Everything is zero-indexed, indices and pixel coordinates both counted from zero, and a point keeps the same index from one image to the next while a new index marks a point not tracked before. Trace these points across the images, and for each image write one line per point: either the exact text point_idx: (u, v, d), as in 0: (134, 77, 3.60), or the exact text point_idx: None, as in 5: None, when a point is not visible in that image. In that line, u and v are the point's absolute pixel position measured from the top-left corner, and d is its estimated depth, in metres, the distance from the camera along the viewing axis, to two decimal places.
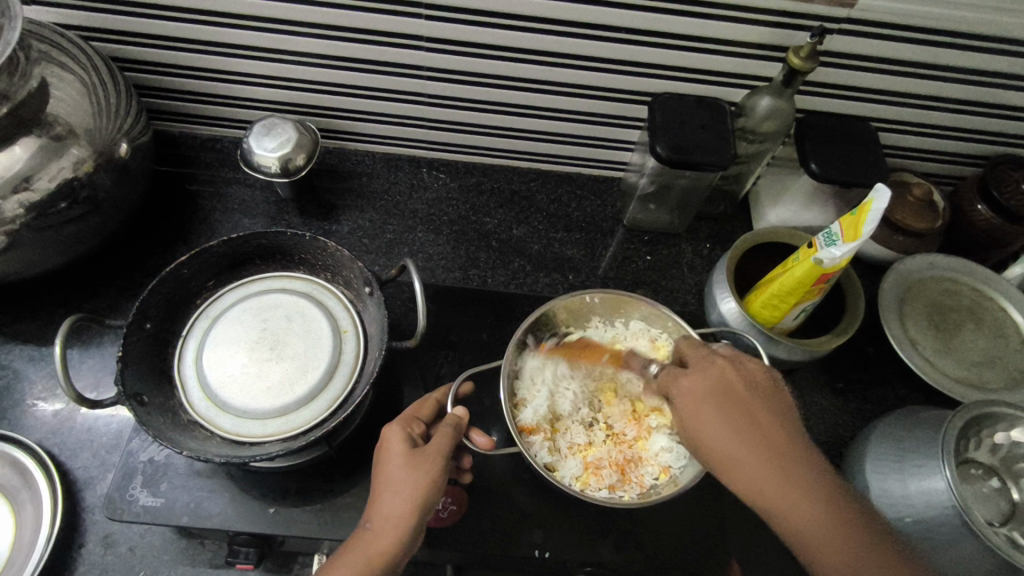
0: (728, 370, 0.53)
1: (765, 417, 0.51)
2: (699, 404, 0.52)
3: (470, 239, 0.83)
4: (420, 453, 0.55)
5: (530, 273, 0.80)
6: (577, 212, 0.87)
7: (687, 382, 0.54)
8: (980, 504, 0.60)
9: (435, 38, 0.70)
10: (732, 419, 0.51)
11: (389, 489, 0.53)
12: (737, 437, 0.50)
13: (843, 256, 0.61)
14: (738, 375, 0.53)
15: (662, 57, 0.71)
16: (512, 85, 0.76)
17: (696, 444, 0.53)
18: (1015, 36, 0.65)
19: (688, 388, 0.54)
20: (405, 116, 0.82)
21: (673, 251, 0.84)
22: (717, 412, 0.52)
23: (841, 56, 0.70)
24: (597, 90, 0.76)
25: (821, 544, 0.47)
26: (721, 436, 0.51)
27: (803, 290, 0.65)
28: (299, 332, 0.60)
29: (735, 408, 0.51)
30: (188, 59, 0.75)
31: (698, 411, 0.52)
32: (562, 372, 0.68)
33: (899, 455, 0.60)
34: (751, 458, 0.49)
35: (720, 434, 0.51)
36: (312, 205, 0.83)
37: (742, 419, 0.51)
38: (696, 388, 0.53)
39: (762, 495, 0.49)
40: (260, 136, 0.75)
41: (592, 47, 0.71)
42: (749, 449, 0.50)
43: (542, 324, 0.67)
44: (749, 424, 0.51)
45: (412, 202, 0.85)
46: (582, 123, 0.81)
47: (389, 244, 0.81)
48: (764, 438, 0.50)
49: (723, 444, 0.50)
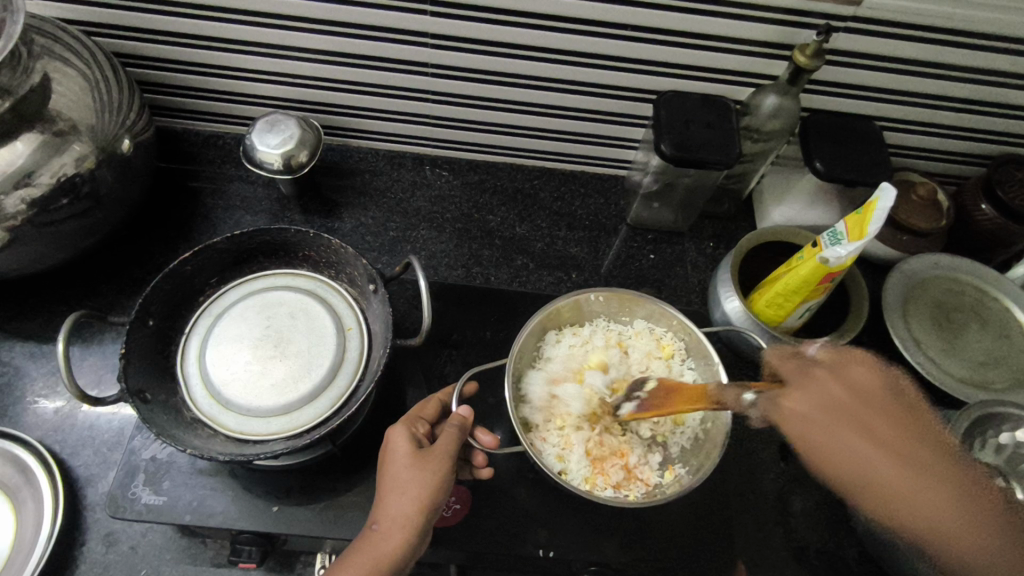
0: (831, 382, 0.53)
1: (888, 426, 0.51)
2: (823, 427, 0.51)
3: (473, 237, 0.82)
4: (427, 454, 0.55)
5: (534, 271, 0.80)
6: (580, 210, 0.87)
7: (823, 376, 0.54)
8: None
9: (439, 34, 0.70)
10: (832, 406, 0.52)
11: (396, 490, 0.53)
12: (866, 442, 0.50)
13: (848, 255, 0.60)
14: (825, 372, 0.54)
15: (667, 54, 0.71)
16: (516, 82, 0.76)
17: (817, 460, 0.51)
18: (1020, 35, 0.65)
19: (798, 396, 0.54)
20: (408, 113, 0.82)
21: (676, 249, 0.84)
22: (824, 419, 0.52)
23: (846, 54, 0.69)
24: (601, 87, 0.76)
25: (962, 529, 0.47)
26: (840, 440, 0.50)
27: (808, 289, 0.65)
28: (303, 329, 0.59)
29: (833, 412, 0.52)
30: (190, 55, 0.75)
31: (798, 412, 0.53)
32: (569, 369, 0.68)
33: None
34: (879, 446, 0.50)
35: (824, 422, 0.51)
36: (315, 202, 0.83)
37: (842, 405, 0.52)
38: (832, 401, 0.52)
39: (879, 489, 0.49)
40: (262, 132, 0.74)
41: (596, 45, 0.70)
42: (897, 438, 0.50)
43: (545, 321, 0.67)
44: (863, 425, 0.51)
45: (415, 199, 0.85)
46: (586, 120, 0.81)
47: (392, 241, 0.81)
48: (876, 434, 0.50)
49: (827, 433, 0.51)
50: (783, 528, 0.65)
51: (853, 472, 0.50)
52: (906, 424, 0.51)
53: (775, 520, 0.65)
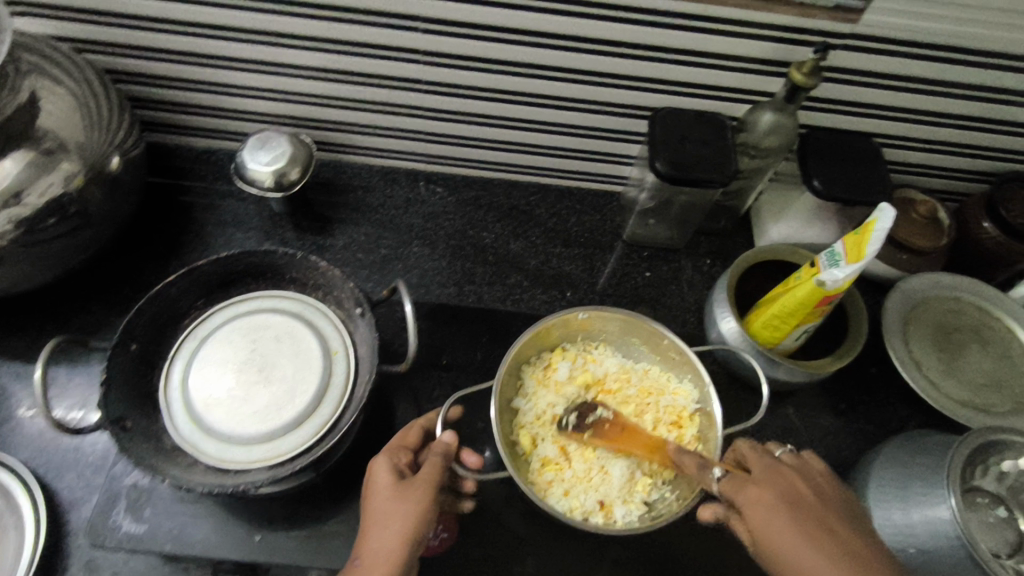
0: (793, 478, 0.51)
1: (820, 507, 0.49)
2: (768, 517, 0.48)
3: (468, 254, 0.81)
4: (409, 483, 0.54)
5: (527, 289, 0.79)
6: (575, 227, 0.86)
7: (758, 493, 0.50)
8: (983, 531, 0.57)
9: (430, 52, 0.70)
10: (785, 500, 0.49)
11: (379, 522, 0.52)
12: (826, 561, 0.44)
13: (846, 278, 0.59)
14: (762, 471, 0.52)
15: (662, 69, 0.70)
16: (510, 99, 0.75)
17: (765, 552, 0.48)
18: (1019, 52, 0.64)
19: (756, 489, 0.50)
20: (401, 130, 0.81)
21: (671, 267, 0.83)
22: (777, 507, 0.48)
23: (845, 71, 0.68)
24: (596, 104, 0.75)
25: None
26: (768, 532, 0.48)
27: (805, 311, 0.64)
28: (288, 353, 0.58)
29: (792, 505, 0.49)
30: (183, 72, 0.75)
31: (760, 510, 0.49)
32: (554, 390, 0.62)
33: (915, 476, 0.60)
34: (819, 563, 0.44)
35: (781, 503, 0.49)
36: (307, 220, 0.82)
37: (791, 513, 0.48)
38: (774, 514, 0.48)
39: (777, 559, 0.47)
40: (254, 149, 0.74)
41: (590, 62, 0.70)
42: (789, 532, 0.47)
43: (534, 339, 0.62)
44: (811, 517, 0.48)
45: (407, 216, 0.84)
46: (581, 137, 0.80)
47: (384, 259, 0.80)
48: (805, 507, 0.49)
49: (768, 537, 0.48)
50: None
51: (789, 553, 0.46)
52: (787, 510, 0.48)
53: None
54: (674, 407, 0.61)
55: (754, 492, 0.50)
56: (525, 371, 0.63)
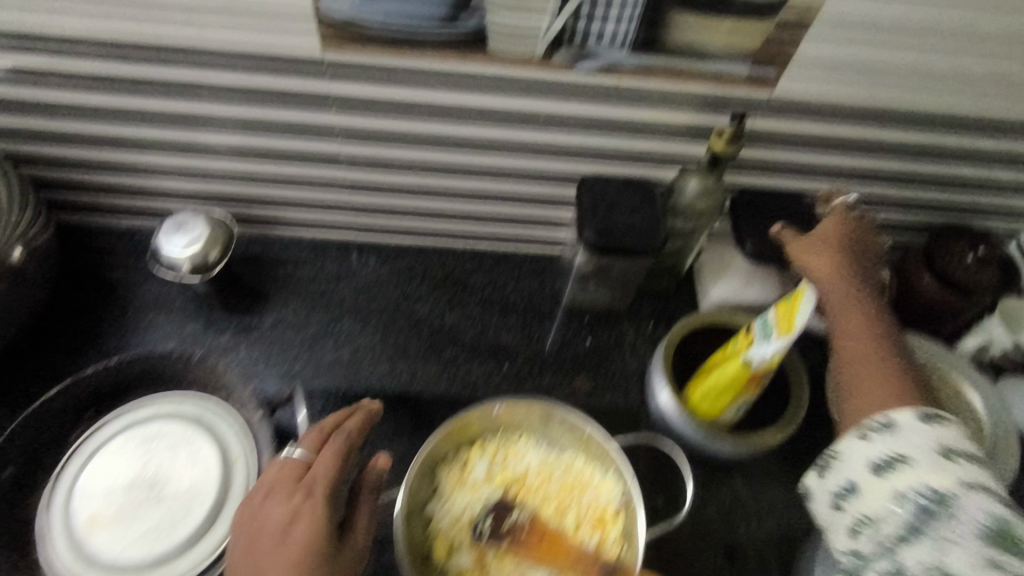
0: (833, 252, 0.61)
1: (849, 307, 0.58)
2: (824, 256, 0.60)
3: (401, 328, 0.79)
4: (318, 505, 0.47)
5: (463, 363, 0.76)
6: (513, 294, 0.83)
7: (825, 257, 0.60)
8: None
9: (351, 129, 0.68)
10: (846, 300, 0.58)
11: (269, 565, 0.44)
12: (865, 324, 0.57)
13: (778, 350, 0.59)
14: (825, 244, 0.61)
15: (584, 137, 0.69)
16: (436, 171, 0.73)
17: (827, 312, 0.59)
18: (929, 110, 0.65)
19: (821, 259, 0.60)
20: (330, 203, 0.79)
21: (613, 332, 0.81)
22: (829, 264, 0.60)
23: (769, 135, 0.68)
24: (525, 173, 0.74)
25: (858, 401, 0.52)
26: (824, 282, 0.59)
27: (743, 384, 0.63)
28: (183, 465, 0.55)
29: (846, 308, 0.58)
30: (99, 155, 0.72)
31: (817, 263, 0.60)
32: (472, 491, 0.59)
33: (890, 506, 0.45)
34: (877, 368, 0.53)
35: (830, 281, 0.59)
36: (236, 296, 0.79)
37: (864, 305, 0.58)
38: (834, 269, 0.60)
39: (856, 375, 0.54)
40: (171, 232, 0.71)
41: (513, 134, 0.68)
42: (865, 355, 0.55)
43: (450, 435, 0.58)
44: (855, 304, 0.58)
45: (339, 290, 0.81)
46: (514, 204, 0.79)
47: (312, 338, 0.77)
48: (870, 320, 0.57)
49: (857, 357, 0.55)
50: None
51: (850, 371, 0.55)
52: (850, 314, 0.57)
53: None
54: (596, 507, 0.58)
55: (817, 265, 0.60)
56: (440, 471, 0.59)
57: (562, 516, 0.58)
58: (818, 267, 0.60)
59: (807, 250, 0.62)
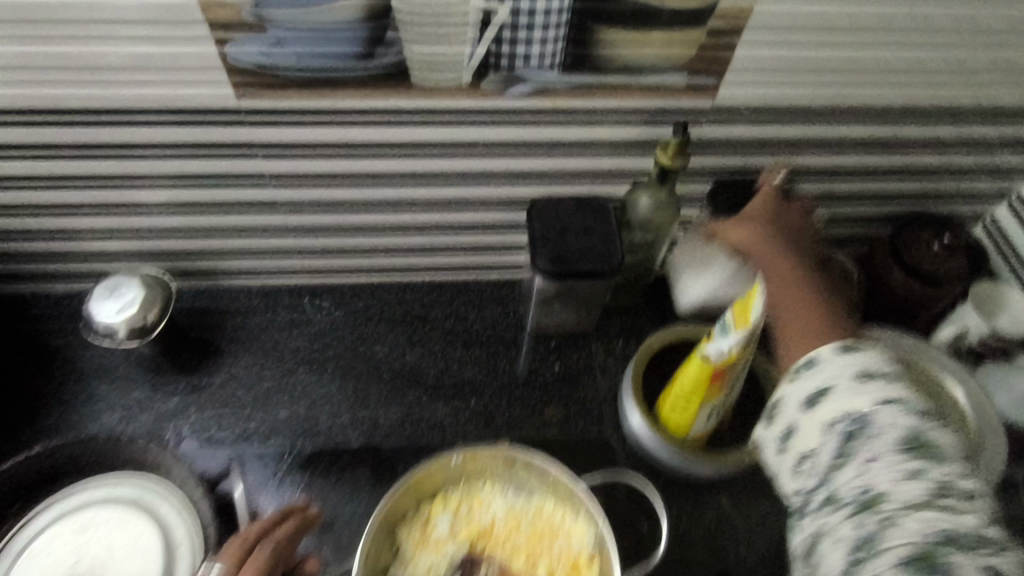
0: (760, 223, 0.57)
1: (776, 265, 0.54)
2: (757, 235, 0.56)
3: (359, 374, 0.75)
4: None
5: (427, 404, 0.73)
6: (475, 324, 0.79)
7: (741, 232, 0.57)
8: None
9: (283, 174, 0.65)
10: (782, 256, 0.54)
11: None
12: (795, 286, 0.52)
13: (734, 346, 0.57)
14: (756, 211, 0.58)
15: (526, 162, 0.66)
16: (379, 208, 0.70)
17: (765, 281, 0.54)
18: (875, 100, 0.63)
19: (743, 231, 0.57)
20: (274, 250, 0.75)
21: (582, 354, 0.78)
22: (757, 234, 0.56)
23: (717, 142, 0.65)
24: (472, 202, 0.71)
25: (788, 321, 0.50)
26: (760, 255, 0.55)
27: (704, 389, 0.60)
28: (122, 550, 0.55)
29: (778, 268, 0.54)
30: (23, 224, 0.69)
31: (745, 235, 0.57)
32: (438, 548, 0.56)
33: (820, 438, 0.43)
34: (813, 313, 0.49)
35: (757, 251, 0.55)
36: (185, 355, 0.75)
37: (794, 265, 0.54)
38: (760, 237, 0.56)
39: (790, 315, 0.50)
40: (101, 298, 0.68)
41: (452, 164, 0.66)
42: (792, 297, 0.51)
43: (411, 489, 0.55)
44: (782, 264, 0.54)
45: (292, 338, 0.77)
46: (465, 234, 0.75)
47: (267, 393, 0.73)
48: (797, 273, 0.53)
49: (778, 299, 0.52)
50: None
51: (781, 317, 0.51)
52: (767, 242, 0.55)
53: None
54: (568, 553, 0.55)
55: (740, 234, 0.57)
56: (403, 530, 0.56)
57: (534, 566, 0.55)
58: (749, 237, 0.56)
59: (744, 221, 0.57)
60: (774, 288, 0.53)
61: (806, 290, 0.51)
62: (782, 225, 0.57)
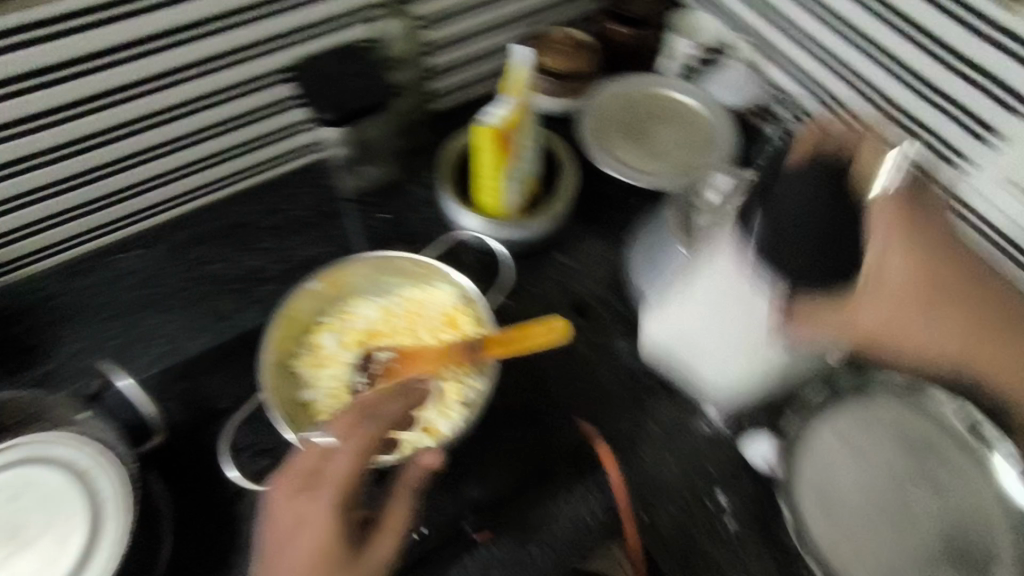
0: (871, 142, 0.55)
1: (896, 225, 0.54)
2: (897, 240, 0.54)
3: (207, 296, 0.75)
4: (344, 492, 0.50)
5: (284, 291, 0.77)
6: (295, 211, 0.82)
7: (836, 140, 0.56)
8: None
9: (22, 119, 0.61)
10: (920, 241, 0.55)
11: (294, 533, 0.49)
12: (954, 324, 0.58)
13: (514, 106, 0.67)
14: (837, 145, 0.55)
15: (269, 27, 0.68)
16: (146, 127, 0.69)
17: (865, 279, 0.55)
18: None
19: (896, 203, 0.54)
20: (53, 216, 0.70)
21: (404, 197, 0.83)
22: (904, 198, 0.54)
23: None
24: (236, 89, 0.71)
25: (874, 326, 0.57)
26: (879, 234, 0.54)
27: (501, 154, 0.68)
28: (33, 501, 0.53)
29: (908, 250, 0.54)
30: None
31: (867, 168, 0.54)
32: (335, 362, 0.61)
33: None
34: (947, 283, 0.56)
35: (887, 246, 0.54)
36: (7, 359, 0.70)
37: (934, 257, 0.55)
38: (906, 218, 0.54)
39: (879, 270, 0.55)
40: None
41: (197, 50, 0.66)
42: (905, 267, 0.55)
43: (286, 325, 0.59)
44: (921, 240, 0.55)
45: (120, 295, 0.75)
46: (246, 127, 0.76)
47: (118, 350, 0.72)
48: (933, 254, 0.55)
49: (880, 281, 0.55)
50: (606, 370, 0.73)
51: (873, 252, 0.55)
52: (942, 270, 0.56)
53: (595, 371, 0.72)
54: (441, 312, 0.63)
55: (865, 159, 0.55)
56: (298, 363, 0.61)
57: (420, 335, 0.62)
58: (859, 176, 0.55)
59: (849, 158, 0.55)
60: (892, 269, 0.55)
61: (835, 199, 0.53)
62: (920, 209, 0.55)
